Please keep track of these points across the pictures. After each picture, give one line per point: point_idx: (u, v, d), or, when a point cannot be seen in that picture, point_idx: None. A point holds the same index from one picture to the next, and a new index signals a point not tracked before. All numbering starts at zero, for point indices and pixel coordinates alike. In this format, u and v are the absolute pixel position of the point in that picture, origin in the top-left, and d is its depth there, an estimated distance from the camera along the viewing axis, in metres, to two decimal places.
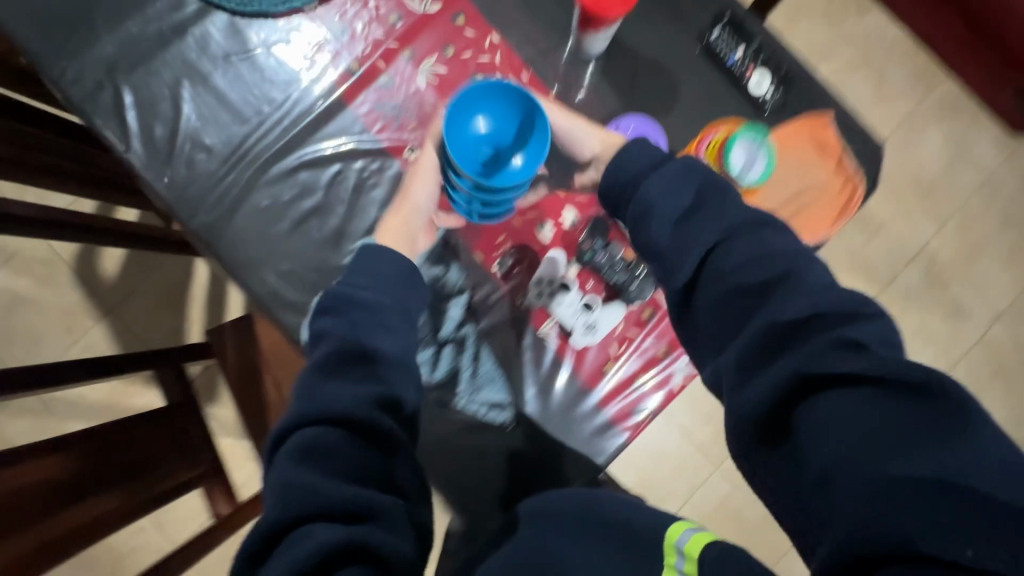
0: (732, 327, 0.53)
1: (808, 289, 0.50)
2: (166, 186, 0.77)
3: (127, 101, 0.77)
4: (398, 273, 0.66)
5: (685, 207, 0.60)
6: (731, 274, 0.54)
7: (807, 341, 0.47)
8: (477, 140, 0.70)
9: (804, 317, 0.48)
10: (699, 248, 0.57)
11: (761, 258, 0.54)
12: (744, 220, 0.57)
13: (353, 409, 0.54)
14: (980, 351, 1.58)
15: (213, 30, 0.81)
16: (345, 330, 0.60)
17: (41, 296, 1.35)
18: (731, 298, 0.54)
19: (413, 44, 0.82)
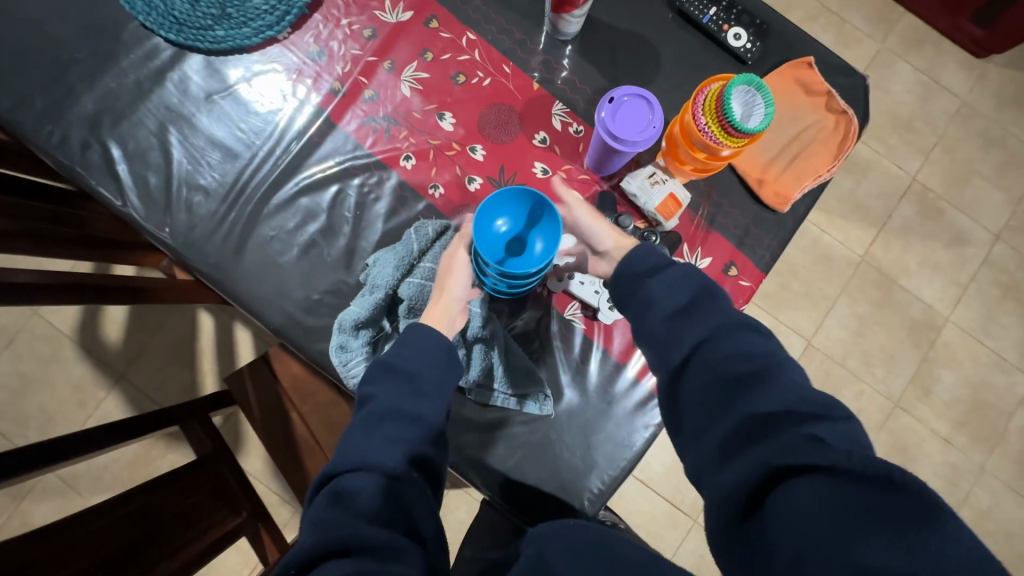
0: (709, 415, 0.50)
1: (785, 388, 0.47)
2: (168, 234, 0.76)
3: (117, 156, 0.77)
4: (438, 339, 0.63)
5: (681, 306, 0.56)
6: (711, 368, 0.51)
7: (778, 434, 0.44)
8: (496, 232, 0.70)
9: (782, 411, 0.46)
10: (684, 346, 0.54)
11: (739, 352, 0.51)
12: (727, 317, 0.54)
13: (398, 470, 0.53)
14: (986, 272, 1.59)
15: (190, 73, 0.80)
16: (391, 399, 0.58)
17: (49, 373, 1.33)
18: (710, 393, 0.50)
19: (391, 55, 0.82)
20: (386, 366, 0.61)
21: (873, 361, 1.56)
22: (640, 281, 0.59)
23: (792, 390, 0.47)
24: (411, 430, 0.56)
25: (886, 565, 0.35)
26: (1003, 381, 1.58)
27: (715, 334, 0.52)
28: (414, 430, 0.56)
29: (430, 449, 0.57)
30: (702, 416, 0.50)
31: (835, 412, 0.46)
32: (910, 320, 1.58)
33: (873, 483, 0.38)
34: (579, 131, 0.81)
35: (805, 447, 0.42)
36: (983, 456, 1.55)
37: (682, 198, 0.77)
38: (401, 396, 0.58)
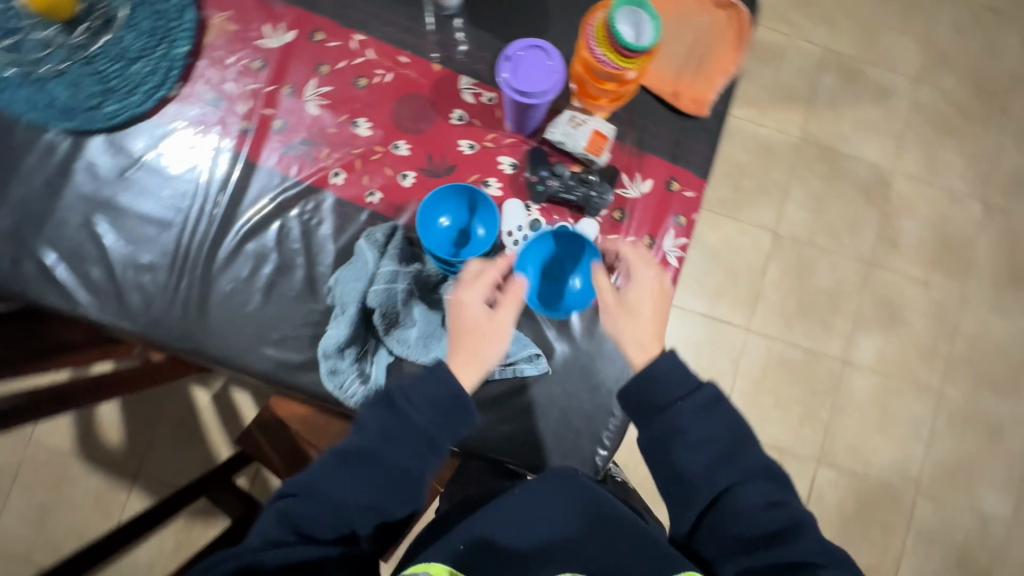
0: (735, 543, 0.57)
1: (807, 533, 0.57)
2: (129, 321, 0.76)
3: (51, 261, 0.76)
4: (439, 397, 0.61)
5: (719, 450, 0.60)
6: (740, 517, 0.57)
7: (799, 573, 0.55)
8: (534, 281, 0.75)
9: (807, 561, 0.55)
10: (711, 488, 0.59)
11: (768, 501, 0.58)
12: (759, 469, 0.60)
13: (353, 509, 0.57)
14: (917, 116, 1.65)
15: (96, 156, 0.79)
16: (373, 443, 0.59)
17: (65, 493, 1.32)
18: (736, 528, 0.58)
19: (288, 79, 0.81)
20: (383, 404, 0.62)
21: (839, 232, 1.62)
22: (665, 411, 0.61)
23: (813, 542, 0.57)
24: (385, 478, 0.59)
25: None
26: (960, 212, 1.65)
27: (745, 482, 0.59)
28: (387, 479, 0.59)
29: (394, 494, 0.59)
30: (728, 539, 0.58)
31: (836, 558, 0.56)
32: (861, 183, 1.63)
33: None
34: (492, 98, 0.82)
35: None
36: (961, 287, 1.64)
37: (607, 131, 0.78)
38: (386, 443, 0.60)
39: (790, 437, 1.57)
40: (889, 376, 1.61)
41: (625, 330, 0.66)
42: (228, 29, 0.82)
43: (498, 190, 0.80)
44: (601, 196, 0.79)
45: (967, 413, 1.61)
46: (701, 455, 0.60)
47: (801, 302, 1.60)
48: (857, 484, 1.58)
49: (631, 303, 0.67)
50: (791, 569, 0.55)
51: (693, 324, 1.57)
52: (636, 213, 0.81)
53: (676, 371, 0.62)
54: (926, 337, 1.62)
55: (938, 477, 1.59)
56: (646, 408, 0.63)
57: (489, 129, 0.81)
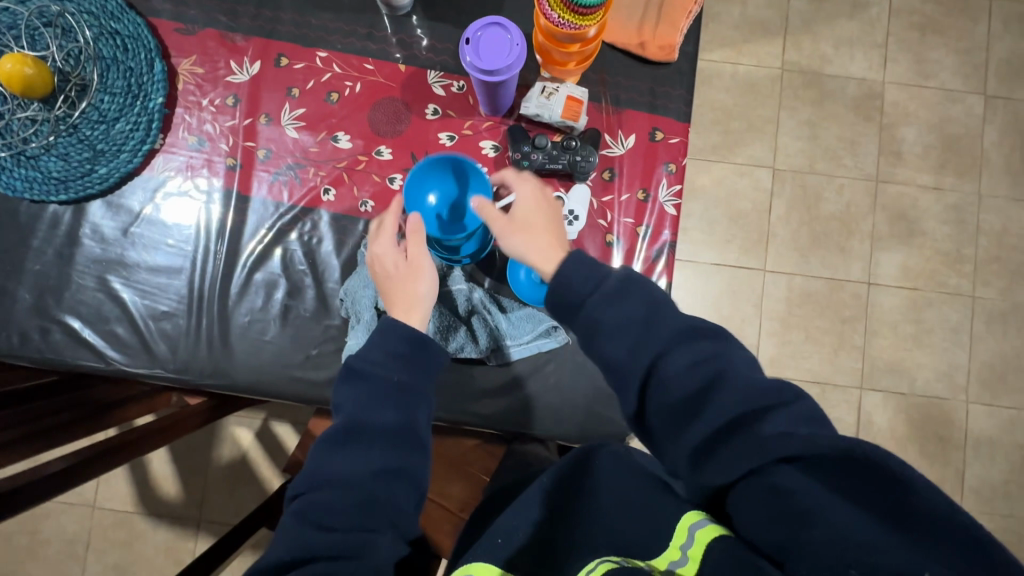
0: (673, 427, 0.49)
1: (742, 387, 0.48)
2: (161, 369, 0.79)
3: (77, 326, 0.79)
4: (408, 345, 0.62)
5: (637, 328, 0.53)
6: (670, 388, 0.50)
7: (745, 435, 0.46)
8: (525, 281, 0.77)
9: (745, 414, 0.46)
10: (639, 369, 0.52)
11: (687, 363, 0.50)
12: (677, 329, 0.52)
13: (365, 482, 0.54)
14: (897, 21, 1.61)
15: (98, 219, 0.82)
16: (357, 411, 0.58)
17: (137, 550, 1.38)
18: (673, 415, 0.50)
19: (262, 109, 0.83)
20: (348, 376, 0.61)
21: (839, 154, 1.59)
22: (584, 301, 0.55)
23: (751, 389, 0.47)
24: (380, 442, 0.57)
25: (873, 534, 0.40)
26: (961, 109, 1.61)
27: (669, 350, 0.51)
28: (382, 441, 0.57)
29: (396, 452, 0.57)
30: (669, 426, 0.50)
31: (789, 394, 0.47)
32: (852, 99, 1.60)
33: (843, 467, 0.42)
34: (462, 87, 0.83)
35: (776, 444, 0.44)
36: (975, 184, 1.60)
37: (580, 95, 0.78)
38: (364, 407, 0.58)
39: (828, 368, 1.55)
40: (917, 289, 1.58)
41: (522, 245, 0.62)
42: (196, 73, 0.83)
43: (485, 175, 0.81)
44: (587, 159, 0.77)
45: (1005, 310, 1.57)
46: (619, 347, 0.53)
47: (813, 232, 1.57)
48: (905, 402, 1.55)
49: (520, 219, 0.64)
50: (751, 428, 0.45)
51: (708, 274, 1.56)
52: (624, 170, 0.81)
53: (582, 268, 0.56)
54: (948, 241, 1.59)
55: (986, 381, 1.56)
56: (563, 309, 0.57)
57: (467, 117, 0.82)
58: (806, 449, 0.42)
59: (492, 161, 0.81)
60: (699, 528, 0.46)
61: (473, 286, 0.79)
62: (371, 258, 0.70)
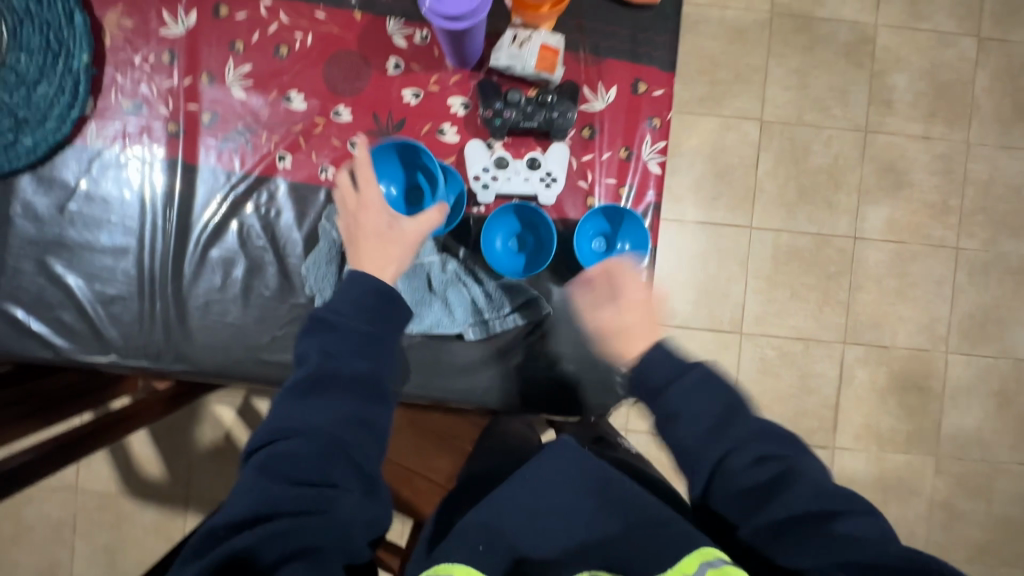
0: (742, 509, 0.51)
1: (816, 490, 0.50)
2: (116, 356, 0.74)
3: (19, 314, 0.73)
4: (374, 301, 0.59)
5: (710, 418, 0.55)
6: (739, 476, 0.52)
7: (815, 535, 0.48)
8: (502, 251, 0.74)
9: (815, 511, 0.49)
10: (710, 457, 0.54)
11: (761, 456, 0.52)
12: (757, 430, 0.54)
13: (333, 432, 0.51)
14: None
15: (30, 195, 0.74)
16: (322, 361, 0.54)
17: (125, 531, 1.36)
18: (746, 494, 0.51)
19: (203, 67, 0.74)
20: (315, 328, 0.57)
21: (828, 104, 1.54)
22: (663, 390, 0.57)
23: (821, 486, 0.50)
24: (351, 393, 0.54)
25: None
26: (954, 53, 1.55)
27: (739, 445, 0.53)
28: (354, 391, 0.54)
29: (365, 405, 0.54)
30: (736, 510, 0.52)
31: (860, 507, 0.49)
32: (842, 45, 1.54)
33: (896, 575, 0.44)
34: (426, 36, 0.75)
35: (845, 551, 0.46)
36: (964, 133, 1.56)
37: (555, 44, 0.71)
38: (336, 356, 0.55)
39: (813, 325, 1.55)
40: (903, 242, 1.56)
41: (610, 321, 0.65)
42: (124, 26, 0.74)
43: (455, 135, 0.74)
44: (564, 115, 0.72)
45: (988, 261, 1.57)
46: (703, 410, 0.55)
47: (799, 187, 1.54)
48: (887, 356, 1.57)
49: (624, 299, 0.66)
50: (819, 522, 0.48)
51: (695, 234, 1.52)
52: (606, 128, 0.75)
53: (668, 358, 0.59)
54: (935, 193, 1.56)
55: (967, 331, 1.57)
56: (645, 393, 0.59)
57: (433, 71, 0.75)
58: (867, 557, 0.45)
59: (462, 119, 0.74)
60: (714, 568, 0.43)
61: (446, 257, 0.74)
62: (359, 204, 0.66)
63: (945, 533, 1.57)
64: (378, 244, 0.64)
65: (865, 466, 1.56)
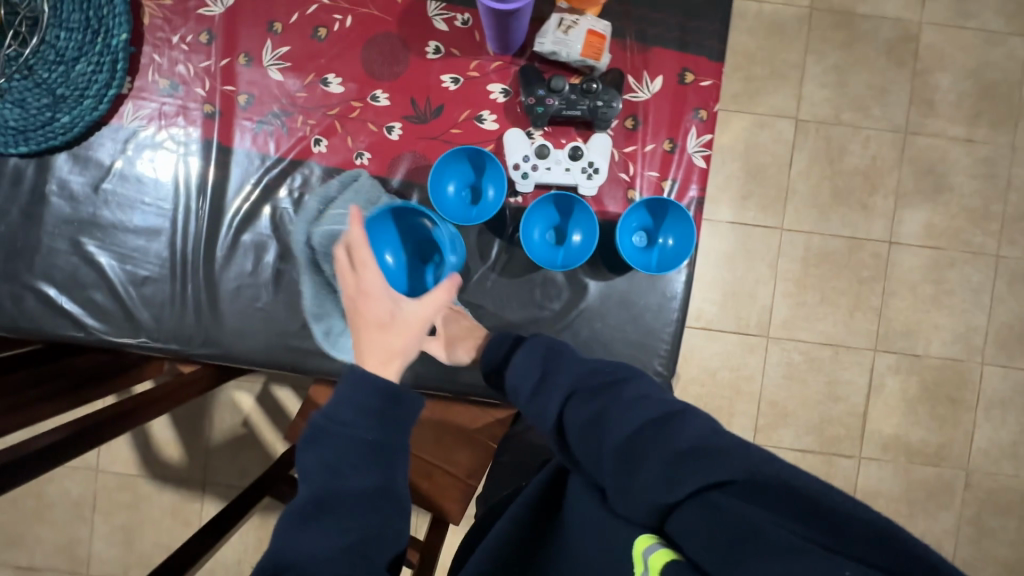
0: (587, 461, 0.46)
1: (644, 401, 0.46)
2: (147, 338, 0.74)
3: (52, 293, 0.73)
4: (381, 403, 0.53)
5: (541, 376, 0.55)
6: (580, 421, 0.48)
7: (653, 445, 0.41)
8: (539, 242, 0.70)
9: (644, 426, 0.43)
10: (553, 415, 0.50)
11: (580, 394, 0.49)
12: (592, 375, 0.51)
13: (339, 563, 0.46)
14: None
15: (66, 173, 0.74)
16: (326, 480, 0.49)
17: (143, 513, 1.37)
18: (586, 432, 0.46)
19: (241, 47, 0.73)
20: (313, 437, 0.52)
21: (868, 102, 1.49)
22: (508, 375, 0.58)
23: (657, 403, 0.46)
24: (358, 514, 0.49)
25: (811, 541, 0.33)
26: (1002, 53, 1.50)
27: (579, 390, 0.50)
28: (360, 512, 0.49)
29: (373, 528, 0.49)
30: (590, 452, 0.46)
31: (680, 409, 0.44)
32: (885, 42, 1.49)
33: (728, 458, 0.38)
34: (467, 20, 0.72)
35: (685, 453, 0.40)
36: (1010, 136, 1.51)
37: (602, 29, 0.68)
38: (339, 471, 0.50)
39: (843, 330, 1.51)
40: (940, 248, 1.51)
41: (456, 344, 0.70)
42: (163, 4, 0.73)
43: (495, 123, 0.72)
44: (610, 104, 0.69)
45: None
46: (526, 372, 0.56)
47: (834, 188, 1.49)
48: (919, 365, 1.52)
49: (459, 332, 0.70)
50: (662, 435, 0.42)
51: (723, 234, 1.49)
52: (650, 118, 0.72)
53: (503, 343, 0.62)
54: (976, 197, 1.51)
55: (1004, 342, 1.52)
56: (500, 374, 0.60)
57: (474, 56, 0.72)
58: (711, 462, 0.38)
59: (502, 106, 0.72)
60: (653, 554, 0.38)
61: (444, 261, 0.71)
62: (359, 291, 0.63)
63: (973, 549, 1.52)
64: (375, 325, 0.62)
65: (892, 477, 1.51)
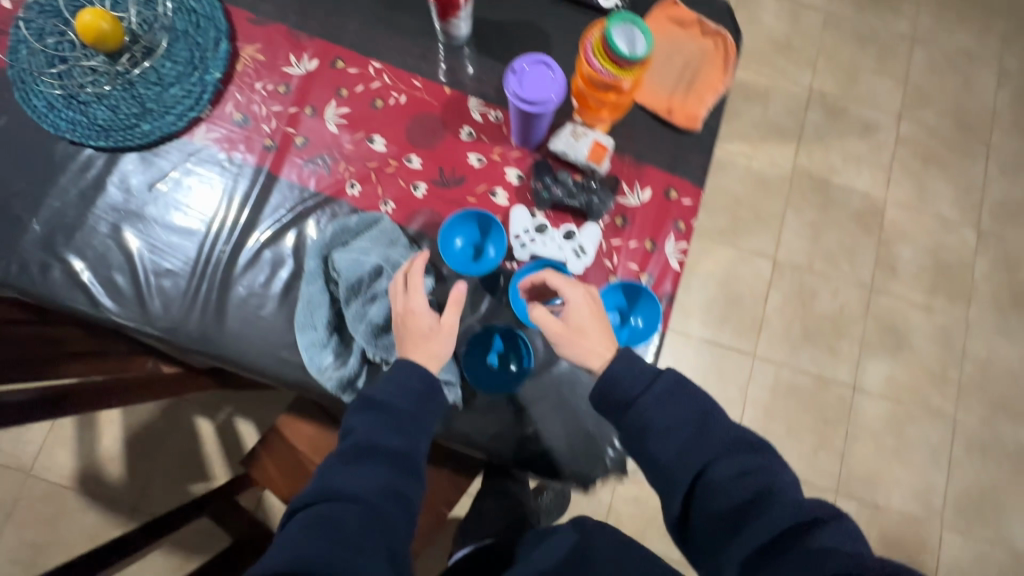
0: (722, 533, 0.57)
1: (786, 502, 0.56)
2: (150, 324, 0.79)
3: (78, 267, 0.80)
4: (421, 388, 0.68)
5: (684, 429, 0.63)
6: (719, 492, 0.58)
7: (789, 549, 0.53)
8: (526, 300, 0.80)
9: (797, 524, 0.54)
10: (684, 474, 0.61)
11: (728, 463, 0.60)
12: (727, 440, 0.62)
13: (374, 500, 0.60)
14: (903, 150, 1.78)
15: (129, 170, 0.84)
16: (366, 428, 0.65)
17: (60, 529, 1.29)
18: (725, 510, 0.58)
19: (310, 101, 0.87)
20: (365, 402, 0.68)
21: (837, 257, 1.68)
22: (630, 403, 0.65)
23: (805, 505, 0.55)
24: (387, 465, 0.63)
25: None
26: (955, 238, 1.72)
27: (714, 460, 0.60)
28: (389, 464, 0.63)
29: (398, 480, 0.63)
30: (719, 529, 0.58)
31: (828, 512, 0.55)
32: (854, 211, 1.72)
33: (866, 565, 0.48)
34: (498, 116, 0.88)
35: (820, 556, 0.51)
36: (964, 311, 1.67)
37: (607, 142, 0.83)
38: (378, 433, 0.65)
39: (805, 466, 1.53)
40: (901, 402, 1.59)
41: (580, 351, 0.72)
42: (257, 59, 0.89)
43: (505, 199, 0.85)
44: (602, 201, 0.84)
45: (986, 440, 1.58)
46: (672, 419, 0.63)
47: (804, 327, 1.62)
48: (879, 517, 1.52)
49: (574, 325, 0.73)
50: (795, 531, 0.54)
51: (698, 350, 1.58)
52: (636, 219, 0.85)
53: (632, 369, 0.66)
54: (934, 360, 1.63)
55: (963, 509, 1.53)
56: (611, 405, 0.67)
57: (499, 145, 0.87)
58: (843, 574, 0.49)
59: (514, 188, 0.85)
60: None
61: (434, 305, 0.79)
62: (404, 310, 0.74)
63: None
64: (416, 324, 0.73)
65: None
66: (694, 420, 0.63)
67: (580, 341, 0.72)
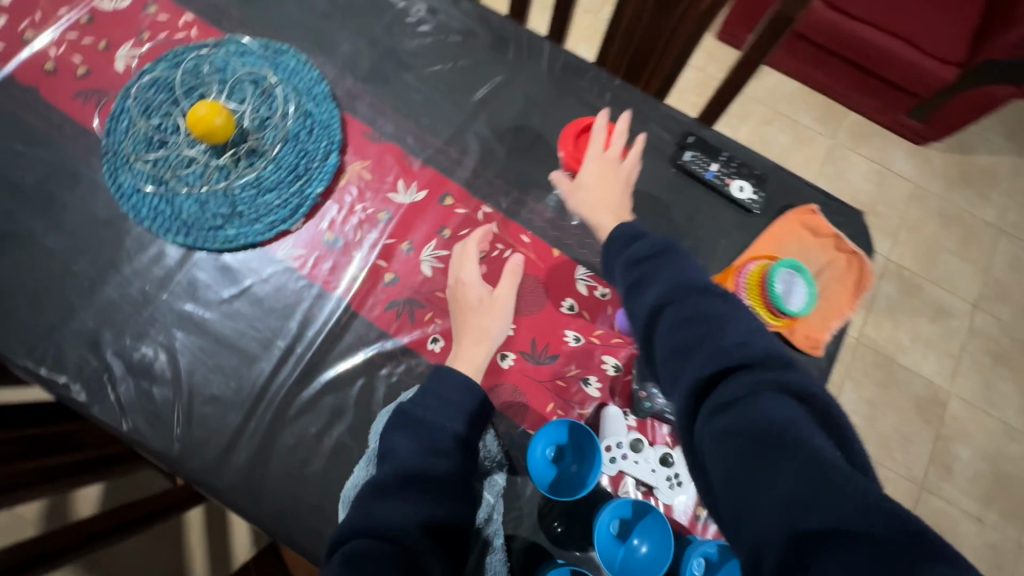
0: (665, 372, 0.56)
1: (722, 342, 0.52)
2: (179, 457, 0.70)
3: (119, 373, 0.72)
4: (465, 395, 0.67)
5: (638, 278, 0.64)
6: (662, 331, 0.58)
7: (715, 395, 0.50)
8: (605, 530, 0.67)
9: (728, 368, 0.51)
10: (641, 313, 0.61)
11: (680, 313, 0.58)
12: (682, 284, 0.60)
13: (409, 540, 0.56)
14: (974, 342, 1.68)
15: (201, 272, 0.77)
16: (406, 453, 0.62)
17: None
18: (669, 353, 0.56)
19: (410, 235, 0.81)
20: (402, 421, 0.66)
21: (891, 444, 1.57)
22: (608, 257, 0.70)
23: (747, 351, 0.51)
24: (422, 492, 0.60)
25: (819, 528, 0.39)
26: (1019, 450, 1.60)
27: (669, 303, 0.59)
28: (425, 494, 0.60)
29: (439, 517, 0.59)
30: (664, 364, 0.57)
31: (779, 362, 0.49)
32: (916, 397, 1.62)
33: (769, 443, 0.44)
34: (605, 293, 0.81)
35: (735, 405, 0.48)
36: (1019, 532, 1.53)
37: None
38: (416, 457, 0.63)
39: None
40: None
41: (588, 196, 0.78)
42: (363, 177, 0.83)
43: (597, 392, 0.76)
44: None
45: None
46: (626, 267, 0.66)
47: None
48: None
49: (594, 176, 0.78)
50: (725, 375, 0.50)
51: None
52: None
53: (628, 232, 0.70)
54: None
55: None
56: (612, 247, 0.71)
57: (601, 328, 0.79)
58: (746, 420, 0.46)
59: (609, 381, 0.77)
60: None
61: (498, 505, 0.69)
62: (454, 278, 0.77)
63: None
64: (474, 319, 0.75)
65: None
66: (644, 269, 0.65)
67: (593, 192, 0.77)
